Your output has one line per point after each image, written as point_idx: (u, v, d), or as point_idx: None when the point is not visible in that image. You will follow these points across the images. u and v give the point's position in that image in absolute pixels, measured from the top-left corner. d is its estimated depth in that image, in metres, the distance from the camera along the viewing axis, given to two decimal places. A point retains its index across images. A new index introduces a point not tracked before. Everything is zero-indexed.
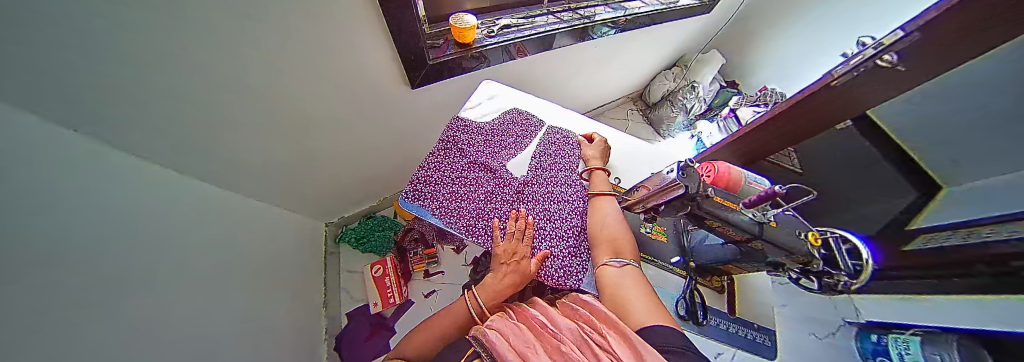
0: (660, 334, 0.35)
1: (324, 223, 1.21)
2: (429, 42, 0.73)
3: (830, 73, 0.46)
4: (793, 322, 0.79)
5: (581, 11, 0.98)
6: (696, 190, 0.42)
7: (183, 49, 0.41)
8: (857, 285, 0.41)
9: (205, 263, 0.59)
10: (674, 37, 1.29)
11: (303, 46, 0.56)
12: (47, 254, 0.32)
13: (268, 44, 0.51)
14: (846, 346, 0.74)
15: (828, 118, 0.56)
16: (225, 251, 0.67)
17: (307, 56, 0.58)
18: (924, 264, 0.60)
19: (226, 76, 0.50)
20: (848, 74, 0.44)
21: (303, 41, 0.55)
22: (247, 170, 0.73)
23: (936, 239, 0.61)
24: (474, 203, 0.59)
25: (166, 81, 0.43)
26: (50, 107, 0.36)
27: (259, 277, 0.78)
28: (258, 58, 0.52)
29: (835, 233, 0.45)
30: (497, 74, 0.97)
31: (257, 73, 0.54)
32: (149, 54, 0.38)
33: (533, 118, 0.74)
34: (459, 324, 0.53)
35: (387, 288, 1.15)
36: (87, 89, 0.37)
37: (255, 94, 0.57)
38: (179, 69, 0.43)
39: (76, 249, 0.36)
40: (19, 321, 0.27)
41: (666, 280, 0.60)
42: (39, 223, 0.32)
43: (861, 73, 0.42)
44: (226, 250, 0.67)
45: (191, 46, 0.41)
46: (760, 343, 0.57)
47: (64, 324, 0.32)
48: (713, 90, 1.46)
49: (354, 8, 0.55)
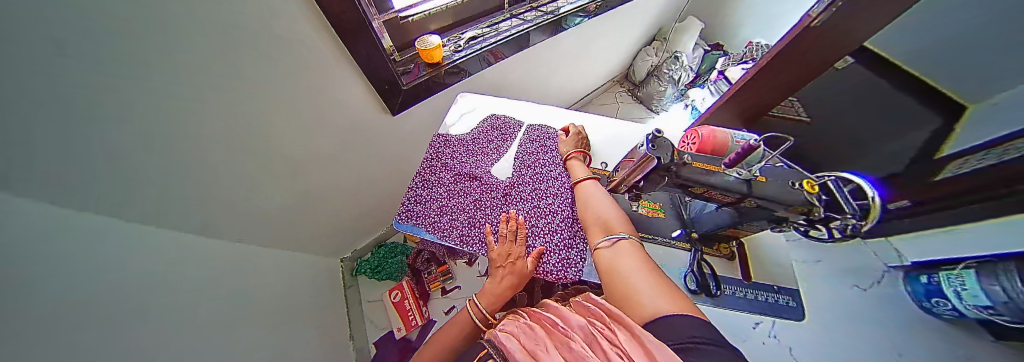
0: (673, 325, 0.29)
1: (338, 258, 1.26)
2: (401, 69, 0.79)
3: (808, 13, 0.46)
4: (829, 279, 0.72)
5: (543, 7, 0.99)
6: (670, 160, 0.42)
7: (165, 90, 0.45)
8: (868, 226, 0.39)
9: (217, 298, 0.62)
10: (645, 13, 1.28)
11: (297, 54, 0.58)
12: (46, 287, 0.34)
13: (263, 53, 0.54)
14: (894, 294, 0.67)
15: (818, 61, 0.55)
16: (238, 287, 0.70)
17: (284, 93, 0.63)
18: (953, 192, 0.47)
19: (217, 83, 0.51)
20: (826, 11, 0.43)
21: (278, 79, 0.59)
22: (254, 216, 0.77)
23: (972, 162, 0.47)
24: (465, 213, 0.61)
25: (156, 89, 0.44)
26: (47, 149, 0.37)
27: (277, 310, 0.81)
28: (253, 66, 0.54)
29: (834, 175, 0.42)
30: (476, 86, 1.00)
31: (242, 112, 0.58)
32: (148, 56, 0.41)
33: (511, 121, 0.75)
34: (466, 330, 0.54)
35: (408, 311, 1.17)
36: (80, 89, 0.37)
37: (249, 121, 0.60)
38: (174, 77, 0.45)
39: (80, 285, 0.39)
40: (21, 337, 0.30)
41: (671, 256, 0.59)
42: (37, 256, 0.34)
43: (839, 6, 0.41)
44: (238, 286, 0.70)
45: (185, 54, 0.44)
46: (783, 305, 0.54)
47: (67, 345, 0.34)
48: (698, 57, 1.43)
49: (315, 44, 0.59)
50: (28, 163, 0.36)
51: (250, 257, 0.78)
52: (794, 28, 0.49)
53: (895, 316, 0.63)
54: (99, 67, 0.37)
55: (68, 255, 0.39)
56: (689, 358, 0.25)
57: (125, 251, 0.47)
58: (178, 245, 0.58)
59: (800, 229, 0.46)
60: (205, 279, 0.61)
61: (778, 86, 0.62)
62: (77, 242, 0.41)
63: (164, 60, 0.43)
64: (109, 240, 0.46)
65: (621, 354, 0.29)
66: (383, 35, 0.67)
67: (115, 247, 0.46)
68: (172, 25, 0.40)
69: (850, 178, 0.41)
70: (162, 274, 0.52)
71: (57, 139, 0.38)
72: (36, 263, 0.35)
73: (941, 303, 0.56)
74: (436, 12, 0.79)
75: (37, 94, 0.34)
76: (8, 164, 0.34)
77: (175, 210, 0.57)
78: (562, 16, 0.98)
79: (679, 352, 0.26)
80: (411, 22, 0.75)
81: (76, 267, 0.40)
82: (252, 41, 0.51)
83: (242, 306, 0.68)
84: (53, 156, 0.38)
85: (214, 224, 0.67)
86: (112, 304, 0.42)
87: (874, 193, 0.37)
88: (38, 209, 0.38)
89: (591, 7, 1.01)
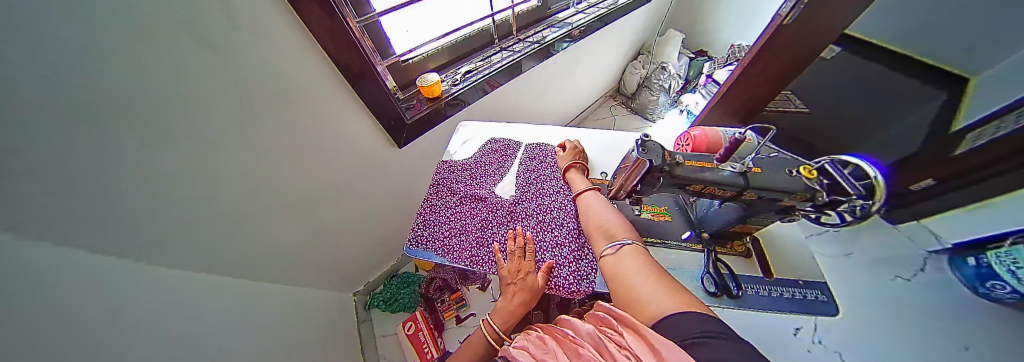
0: (677, 322, 0.29)
1: (352, 292, 1.26)
2: (404, 105, 0.86)
3: (779, 13, 0.52)
4: (867, 269, 0.74)
5: (531, 37, 1.07)
6: (661, 161, 0.44)
7: (182, 129, 0.50)
8: (877, 206, 0.36)
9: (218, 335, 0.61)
10: (627, 31, 1.37)
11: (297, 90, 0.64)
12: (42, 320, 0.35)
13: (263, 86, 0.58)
14: (941, 279, 0.67)
15: (803, 49, 0.58)
16: (246, 323, 0.70)
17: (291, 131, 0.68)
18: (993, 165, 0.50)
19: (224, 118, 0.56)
20: (795, 9, 0.49)
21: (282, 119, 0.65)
22: (265, 253, 0.80)
23: (987, 132, 0.55)
24: (472, 234, 0.63)
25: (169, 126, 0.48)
26: (67, 188, 0.40)
27: (285, 344, 0.81)
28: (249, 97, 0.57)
29: (831, 159, 0.41)
30: (475, 113, 1.06)
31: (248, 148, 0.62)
32: (158, 101, 0.45)
33: (509, 142, 0.79)
34: (482, 351, 0.56)
35: (423, 344, 1.14)
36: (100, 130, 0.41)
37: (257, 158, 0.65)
38: (187, 114, 0.50)
39: (85, 312, 0.41)
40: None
41: (684, 259, 0.57)
42: (40, 290, 0.36)
43: (804, 5, 0.47)
44: (245, 321, 0.70)
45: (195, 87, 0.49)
46: (807, 301, 0.51)
47: None
48: (684, 65, 1.53)
49: (315, 80, 0.66)
50: (51, 203, 0.39)
51: (260, 293, 0.79)
52: (770, 25, 0.55)
53: (945, 301, 0.63)
54: (133, 107, 0.43)
55: (81, 283, 0.41)
56: (698, 352, 0.24)
57: (138, 288, 0.49)
58: (195, 279, 0.61)
59: (811, 217, 0.44)
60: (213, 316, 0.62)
61: (769, 75, 0.65)
62: (93, 276, 0.43)
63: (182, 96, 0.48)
64: (122, 275, 0.48)
65: (629, 354, 0.28)
66: (387, 78, 0.76)
67: (131, 279, 0.48)
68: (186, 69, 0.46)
69: (849, 160, 0.40)
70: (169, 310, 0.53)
71: (84, 180, 0.42)
72: (48, 287, 0.37)
73: (997, 286, 0.56)
74: (431, 53, 0.87)
75: (76, 132, 0.39)
76: (41, 200, 0.38)
77: (190, 246, 0.60)
78: (549, 43, 1.06)
79: (690, 347, 0.25)
80: (411, 63, 0.83)
81: (96, 302, 0.42)
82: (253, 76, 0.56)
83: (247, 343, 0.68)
84: (75, 196, 0.41)
85: (228, 261, 0.70)
86: (98, 332, 0.42)
87: (875, 172, 0.37)
88: (65, 254, 0.41)
89: (575, 32, 1.10)
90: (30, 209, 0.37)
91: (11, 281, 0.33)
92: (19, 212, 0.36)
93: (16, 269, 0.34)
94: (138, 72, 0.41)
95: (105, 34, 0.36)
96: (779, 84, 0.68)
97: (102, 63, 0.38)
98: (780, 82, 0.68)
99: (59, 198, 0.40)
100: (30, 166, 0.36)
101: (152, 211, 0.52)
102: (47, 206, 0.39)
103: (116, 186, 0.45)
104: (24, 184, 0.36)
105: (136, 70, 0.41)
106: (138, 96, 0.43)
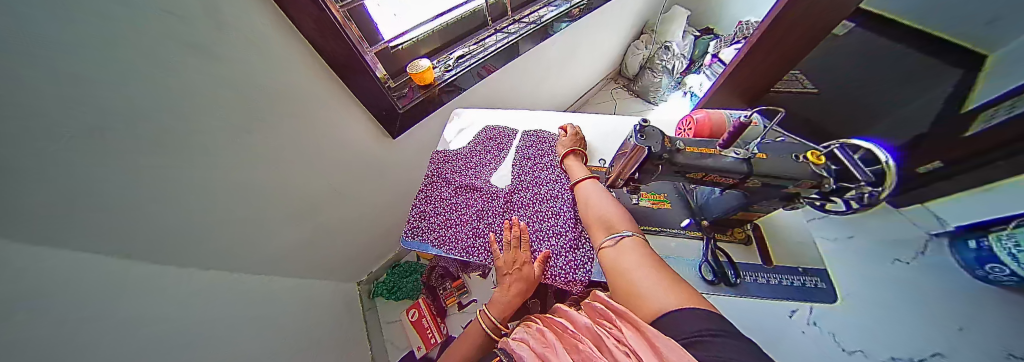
0: (678, 319, 0.28)
1: (355, 282, 1.28)
2: (396, 93, 0.83)
3: None
4: (859, 258, 0.70)
5: (526, 17, 1.02)
6: (660, 148, 0.42)
7: (175, 129, 0.48)
8: (888, 193, 0.35)
9: (225, 331, 0.62)
10: (629, 9, 1.30)
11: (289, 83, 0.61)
12: (44, 325, 0.35)
13: (256, 83, 0.56)
14: (939, 261, 0.61)
15: (822, 24, 0.54)
16: (254, 316, 0.71)
17: (283, 125, 0.66)
18: None
19: (218, 116, 0.53)
20: None
21: (276, 113, 0.63)
22: (267, 249, 0.80)
23: (999, 113, 0.51)
24: (468, 225, 0.62)
25: (162, 126, 0.46)
26: (61, 193, 0.39)
27: (292, 334, 0.82)
28: (240, 97, 0.54)
29: (842, 143, 0.39)
30: (471, 100, 1.03)
31: (248, 145, 0.61)
32: (149, 101, 0.43)
33: (506, 130, 0.77)
34: (482, 339, 0.57)
35: (427, 330, 1.17)
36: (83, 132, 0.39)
37: (257, 153, 0.63)
38: (180, 114, 0.48)
39: (90, 315, 0.41)
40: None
41: (684, 248, 0.56)
42: (41, 295, 0.36)
43: None
44: (252, 314, 0.71)
45: (184, 84, 0.46)
46: (813, 288, 0.50)
47: None
48: (688, 44, 1.46)
49: (306, 74, 0.63)
50: (43, 209, 0.38)
51: (267, 287, 0.80)
52: (781, 0, 0.51)
53: (939, 280, 0.58)
54: (116, 107, 0.40)
55: (85, 285, 0.41)
56: (700, 351, 0.24)
57: (144, 288, 0.49)
58: (202, 276, 0.61)
59: (816, 204, 0.43)
60: (223, 313, 0.63)
61: (778, 54, 0.61)
62: (95, 276, 0.43)
63: (175, 95, 0.46)
64: (128, 276, 0.47)
65: (629, 351, 0.28)
66: (376, 67, 0.72)
67: (134, 281, 0.48)
68: (175, 69, 0.44)
69: (860, 145, 0.38)
70: (176, 308, 0.53)
71: (75, 184, 0.40)
72: (49, 293, 0.37)
73: (995, 268, 0.50)
74: (423, 37, 0.82)
75: (66, 133, 0.37)
76: (33, 205, 0.37)
77: (193, 245, 0.60)
78: (546, 23, 1.01)
79: (692, 346, 0.25)
80: (401, 49, 0.79)
81: (100, 303, 0.42)
82: (245, 74, 0.53)
83: (254, 335, 0.69)
84: (69, 200, 0.40)
85: (232, 257, 0.70)
86: (107, 333, 0.42)
87: (887, 157, 0.35)
88: (66, 256, 0.40)
89: (575, 11, 1.04)
90: (25, 213, 0.36)
91: (9, 287, 0.32)
92: (13, 218, 0.35)
93: (17, 275, 0.34)
94: (124, 66, 0.39)
95: (70, 22, 0.33)
96: (790, 62, 0.64)
97: (84, 58, 0.35)
98: (790, 61, 0.64)
99: (53, 202, 0.39)
100: (20, 170, 0.34)
101: (154, 211, 0.51)
102: (43, 210, 0.38)
103: (110, 188, 0.44)
104: (13, 189, 0.34)
105: (113, 66, 0.38)
106: (124, 92, 0.40)
